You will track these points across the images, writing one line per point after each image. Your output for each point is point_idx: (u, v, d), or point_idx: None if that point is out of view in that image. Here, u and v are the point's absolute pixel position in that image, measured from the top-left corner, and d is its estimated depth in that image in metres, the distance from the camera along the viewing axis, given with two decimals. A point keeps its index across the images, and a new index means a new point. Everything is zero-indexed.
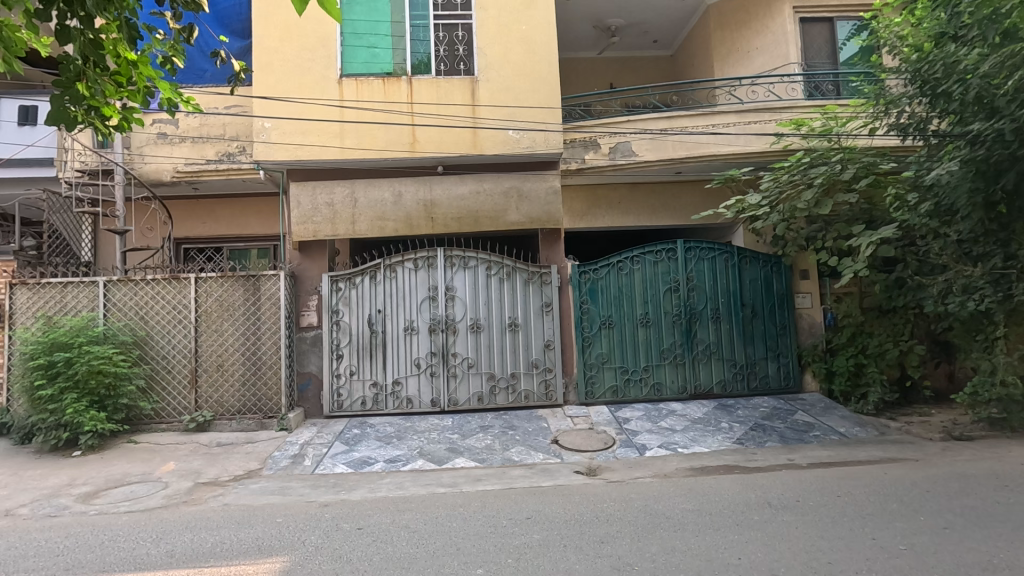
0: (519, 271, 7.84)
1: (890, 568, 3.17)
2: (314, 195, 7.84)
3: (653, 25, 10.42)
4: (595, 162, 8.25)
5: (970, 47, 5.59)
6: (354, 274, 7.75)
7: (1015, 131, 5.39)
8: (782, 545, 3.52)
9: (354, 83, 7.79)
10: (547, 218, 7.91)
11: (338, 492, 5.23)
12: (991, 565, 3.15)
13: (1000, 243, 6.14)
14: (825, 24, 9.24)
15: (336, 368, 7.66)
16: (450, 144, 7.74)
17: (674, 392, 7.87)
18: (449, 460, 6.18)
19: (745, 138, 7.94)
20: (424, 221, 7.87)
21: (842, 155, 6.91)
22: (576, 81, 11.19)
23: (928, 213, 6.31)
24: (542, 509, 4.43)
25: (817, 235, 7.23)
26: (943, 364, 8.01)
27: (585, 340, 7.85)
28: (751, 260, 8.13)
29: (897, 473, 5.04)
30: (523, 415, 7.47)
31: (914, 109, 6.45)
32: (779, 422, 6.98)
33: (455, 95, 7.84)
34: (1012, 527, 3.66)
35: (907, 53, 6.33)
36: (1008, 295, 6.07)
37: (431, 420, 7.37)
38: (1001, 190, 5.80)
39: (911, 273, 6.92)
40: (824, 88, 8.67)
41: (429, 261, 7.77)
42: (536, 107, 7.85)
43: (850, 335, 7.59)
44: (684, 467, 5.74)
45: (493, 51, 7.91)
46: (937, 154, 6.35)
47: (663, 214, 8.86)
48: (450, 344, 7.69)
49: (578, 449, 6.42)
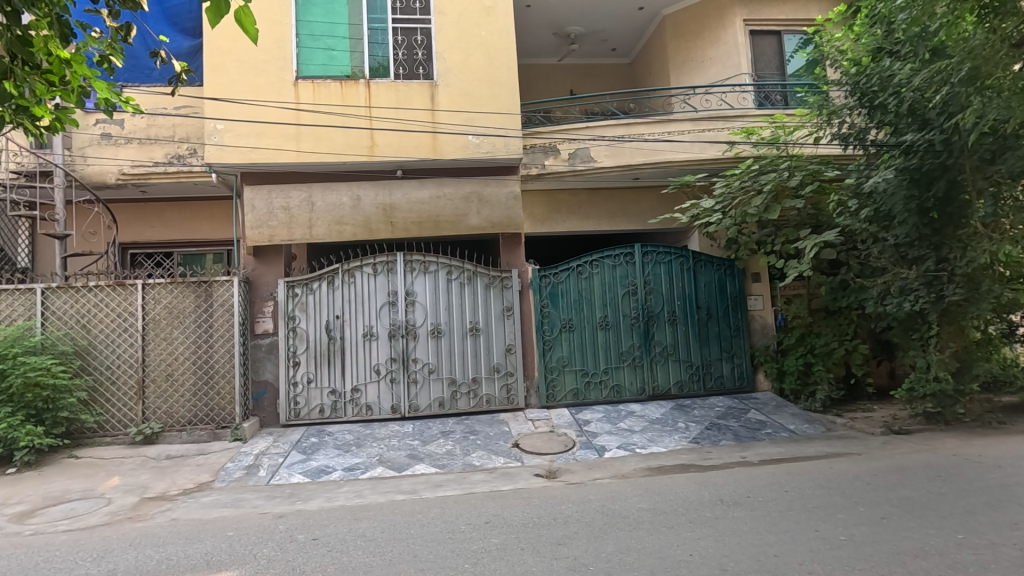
0: (480, 276, 7.85)
1: (832, 558, 3.31)
2: (270, 199, 7.67)
3: (612, 34, 10.63)
4: (554, 167, 8.38)
5: (904, 62, 5.94)
6: (312, 279, 7.62)
7: (944, 142, 5.86)
8: (732, 540, 3.63)
9: (310, 85, 7.66)
10: (508, 222, 7.96)
11: (294, 503, 5.11)
12: (922, 551, 3.32)
13: (934, 247, 6.45)
14: (773, 37, 9.60)
15: (293, 376, 7.50)
16: (408, 148, 7.66)
17: (633, 393, 8.01)
18: (408, 467, 6.13)
19: (699, 145, 8.18)
20: (383, 225, 7.81)
21: (789, 162, 7.25)
22: (537, 87, 11.32)
23: (868, 218, 6.66)
24: (501, 513, 4.45)
25: (767, 239, 7.63)
26: (885, 362, 8.45)
27: (546, 343, 7.92)
28: (705, 264, 8.36)
29: (841, 467, 5.27)
30: (484, 419, 7.47)
31: (854, 119, 6.74)
32: (733, 421, 7.19)
33: (414, 99, 7.81)
34: (942, 515, 3.87)
35: (847, 66, 6.62)
36: (939, 296, 6.37)
37: (390, 427, 7.28)
38: (933, 197, 6.22)
39: (853, 275, 7.25)
40: (774, 98, 9.02)
41: (389, 266, 7.70)
42: (495, 113, 7.88)
43: (800, 335, 7.89)
44: (642, 467, 5.86)
45: (452, 56, 7.92)
46: (875, 163, 6.72)
47: (622, 219, 9.02)
48: (411, 350, 7.62)
49: (538, 451, 6.47)
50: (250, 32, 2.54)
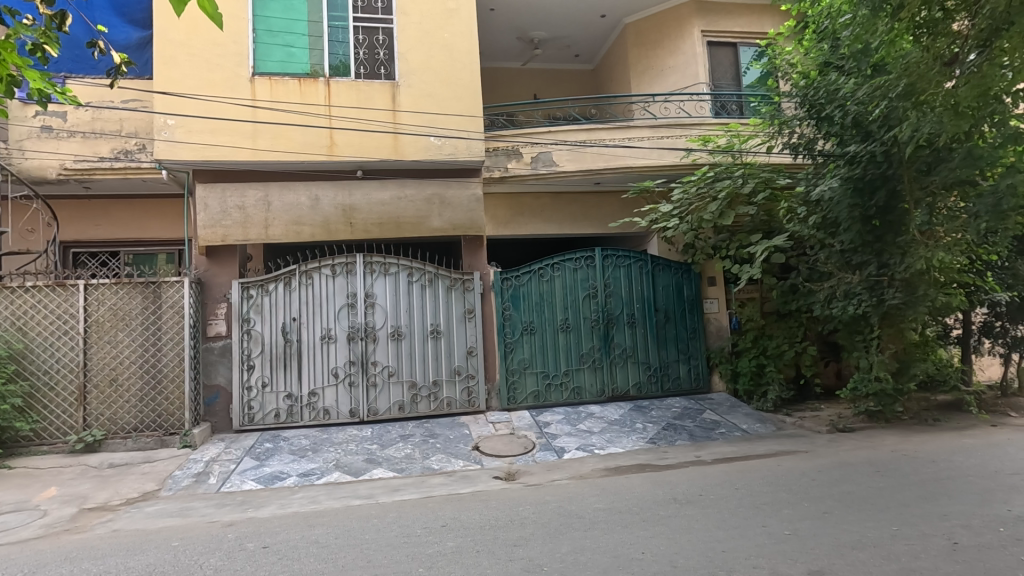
0: (441, 278, 7.81)
1: (776, 552, 3.42)
2: (224, 198, 7.46)
3: (575, 40, 10.78)
4: (517, 170, 8.39)
5: (849, 77, 6.23)
6: (267, 281, 7.43)
7: (884, 153, 6.18)
8: (684, 537, 3.72)
9: (267, 82, 7.49)
10: (470, 224, 7.97)
11: (245, 510, 4.96)
12: (860, 543, 3.47)
13: (876, 253, 6.77)
14: (729, 49, 9.91)
15: (247, 380, 7.28)
16: (369, 148, 7.56)
17: (593, 394, 8.11)
18: (366, 472, 6.04)
19: (658, 152, 8.37)
20: (343, 226, 7.69)
21: (743, 170, 7.52)
22: (501, 90, 11.36)
23: (816, 225, 6.94)
24: (458, 516, 4.43)
25: (722, 244, 7.94)
26: (832, 363, 8.82)
27: (507, 346, 7.93)
28: (664, 268, 8.54)
29: (789, 465, 5.47)
30: (445, 423, 7.43)
31: (803, 130, 7.02)
32: (689, 421, 7.36)
33: (375, 99, 7.71)
34: (880, 508, 4.06)
35: (797, 78, 6.88)
36: (880, 300, 6.69)
37: (348, 431, 7.15)
38: (875, 205, 6.53)
39: (803, 279, 7.54)
40: (730, 108, 9.30)
41: (348, 268, 7.58)
42: (458, 115, 7.87)
43: (753, 337, 8.15)
44: (600, 467, 5.95)
45: (415, 57, 7.87)
46: (823, 172, 7.02)
47: (583, 223, 9.12)
48: (370, 353, 7.51)
49: (498, 454, 6.47)
50: (213, 16, 2.48)
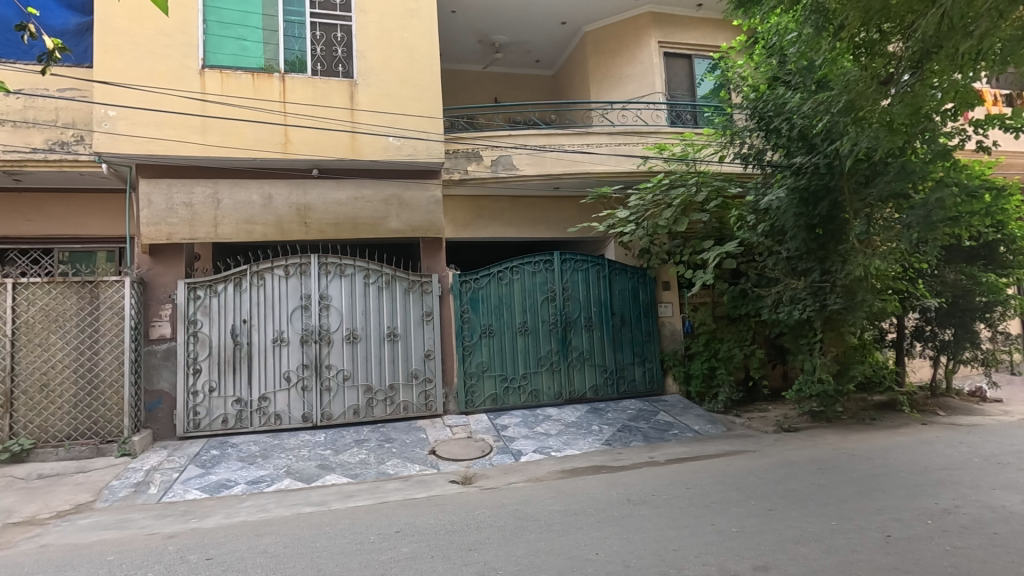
0: (399, 280, 7.72)
1: (724, 549, 3.53)
2: (169, 194, 7.14)
3: (535, 45, 10.88)
4: (477, 173, 8.36)
5: (795, 92, 6.53)
6: (216, 281, 7.15)
7: (827, 165, 6.50)
8: (637, 537, 3.78)
9: (218, 75, 7.22)
10: (429, 226, 7.92)
11: (188, 521, 4.75)
12: (802, 538, 3.62)
13: (819, 260, 7.10)
14: (684, 60, 10.20)
15: (193, 385, 6.99)
16: (326, 147, 7.40)
17: (550, 397, 8.17)
18: (318, 478, 5.89)
19: (615, 158, 8.52)
20: (297, 225, 7.51)
21: (697, 178, 7.76)
22: (462, 93, 11.34)
23: (764, 233, 7.21)
24: (413, 521, 4.37)
25: (677, 249, 8.16)
26: (779, 365, 9.20)
27: (465, 349, 7.90)
28: (621, 272, 8.70)
29: (738, 464, 5.66)
30: (401, 427, 7.32)
31: (753, 141, 7.30)
32: (644, 423, 7.52)
33: (332, 97, 7.55)
34: (820, 504, 4.25)
35: (748, 91, 7.15)
36: (823, 305, 7.01)
37: (301, 436, 6.95)
38: (818, 214, 6.85)
39: (751, 285, 7.84)
40: (685, 117, 9.55)
41: (302, 269, 7.39)
42: (418, 116, 7.80)
43: (705, 340, 8.37)
44: (557, 469, 5.99)
45: (374, 56, 7.75)
46: (771, 182, 7.32)
47: (542, 227, 9.18)
48: (325, 356, 7.33)
49: (455, 458, 6.43)
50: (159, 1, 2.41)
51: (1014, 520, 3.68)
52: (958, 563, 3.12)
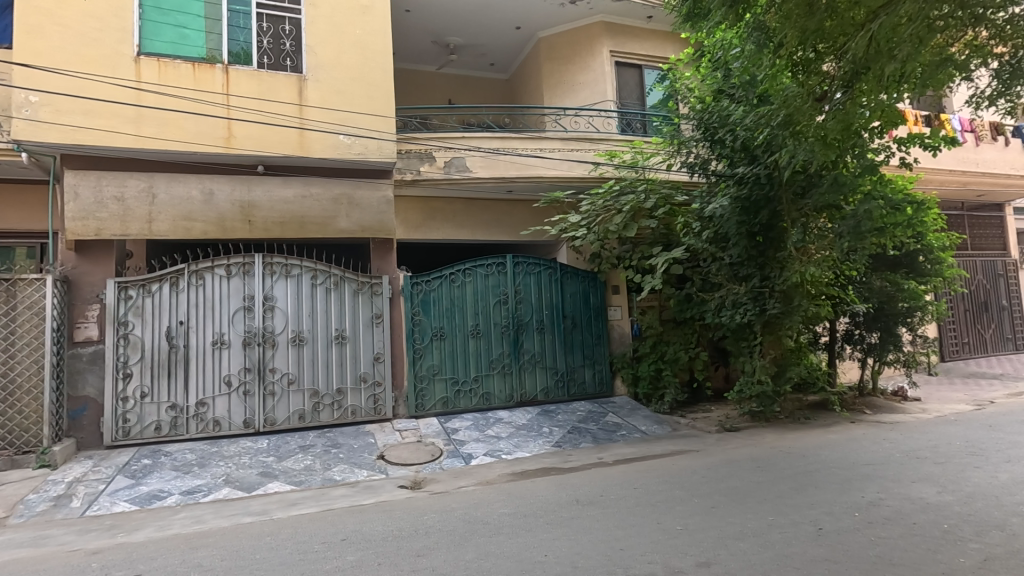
0: (348, 281, 7.54)
1: (669, 546, 3.62)
2: (99, 187, 6.71)
3: (490, 49, 10.90)
4: (429, 174, 8.27)
5: (738, 105, 6.82)
6: (150, 281, 6.77)
7: (767, 176, 6.82)
8: (585, 538, 3.83)
9: (155, 64, 6.85)
10: (380, 227, 7.79)
11: (115, 535, 4.45)
12: (742, 533, 3.76)
13: (759, 267, 7.42)
14: (634, 70, 10.46)
15: (122, 391, 6.58)
16: (272, 143, 7.15)
17: (501, 400, 8.17)
18: (260, 486, 5.65)
19: (568, 163, 8.62)
20: (240, 224, 7.22)
21: (646, 186, 8.02)
22: (415, 93, 11.22)
23: (708, 239, 7.47)
24: (360, 528, 4.25)
25: (626, 254, 8.36)
26: (722, 367, 9.56)
27: (416, 352, 7.79)
28: (572, 276, 8.82)
29: (682, 463, 5.84)
30: (349, 432, 7.13)
31: (699, 151, 7.57)
32: (593, 424, 7.64)
33: (279, 91, 7.30)
34: (759, 500, 4.43)
35: (694, 102, 7.41)
36: (762, 309, 7.33)
37: (242, 443, 6.66)
38: (759, 223, 7.17)
39: (696, 289, 8.11)
40: (635, 126, 9.79)
41: (244, 268, 7.09)
42: (369, 114, 7.66)
43: (652, 343, 8.58)
44: (507, 472, 6.00)
45: (324, 51, 7.54)
46: (715, 191, 7.61)
47: (495, 230, 9.19)
48: (268, 359, 7.05)
49: (405, 462, 6.32)
50: None
51: (930, 510, 3.96)
52: (882, 552, 3.32)
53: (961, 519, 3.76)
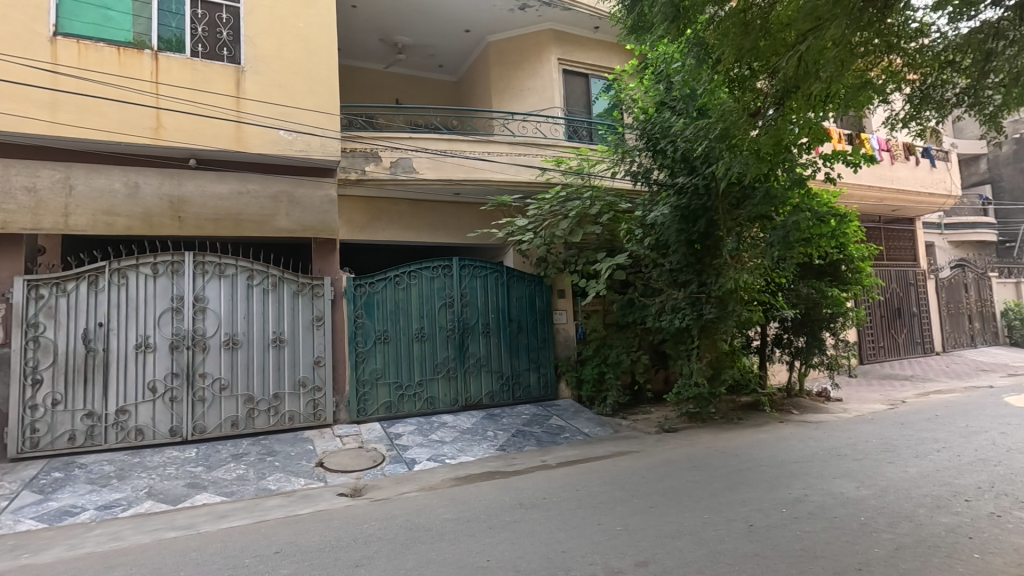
0: (287, 282, 7.26)
1: (609, 547, 3.68)
2: (7, 176, 6.16)
3: (439, 50, 10.83)
4: (375, 174, 8.09)
5: (678, 117, 7.07)
6: (65, 279, 6.27)
7: (705, 187, 7.09)
8: (527, 541, 3.84)
9: (75, 45, 6.36)
10: (321, 226, 7.57)
11: (18, 556, 4.08)
12: (678, 532, 3.88)
13: (698, 273, 7.71)
14: (581, 79, 10.66)
15: (31, 399, 6.05)
16: (206, 135, 6.79)
17: (446, 404, 8.09)
18: (186, 498, 5.33)
19: (515, 168, 8.66)
20: (169, 220, 6.82)
21: (591, 192, 8.15)
22: (361, 91, 10.98)
23: (650, 246, 7.69)
24: (295, 540, 4.09)
25: (572, 259, 8.51)
26: (661, 370, 9.86)
27: (359, 356, 7.60)
28: (518, 279, 8.86)
29: (623, 465, 5.97)
30: (285, 439, 6.86)
31: (641, 160, 7.81)
32: (537, 427, 7.69)
33: (215, 82, 6.95)
34: (694, 499, 4.59)
35: (638, 112, 7.61)
36: (700, 314, 7.62)
37: (167, 453, 6.26)
38: (697, 231, 7.44)
39: (638, 294, 8.34)
40: (581, 133, 9.97)
41: (173, 267, 6.70)
42: (312, 110, 7.43)
43: (596, 346, 8.73)
44: (451, 477, 5.94)
45: (264, 42, 7.25)
46: (656, 199, 7.84)
47: (441, 232, 9.11)
48: (198, 364, 6.68)
49: (345, 469, 6.14)
50: None
51: (849, 504, 4.22)
52: (806, 545, 3.51)
53: (877, 511, 4.03)
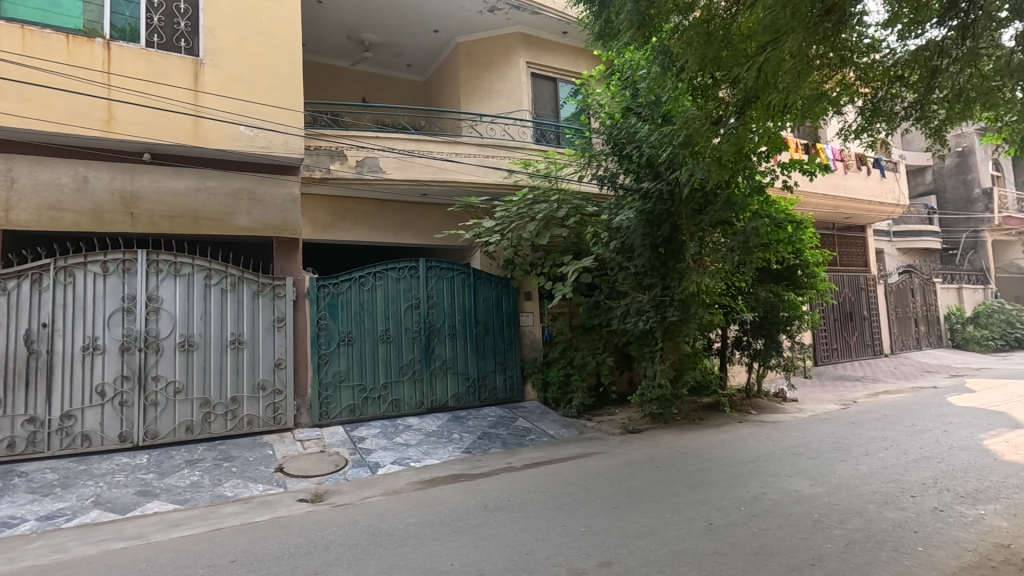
0: (247, 282, 7.06)
1: (572, 548, 3.70)
2: None
3: (407, 49, 10.73)
4: (340, 173, 7.95)
5: (644, 123, 7.19)
6: (5, 277, 5.93)
7: (669, 192, 7.22)
8: (491, 544, 3.82)
9: (18, 31, 6.03)
10: (283, 225, 7.38)
11: None
12: (640, 532, 3.93)
13: (661, 277, 7.85)
14: (549, 83, 10.73)
15: None
16: (161, 129, 6.54)
17: (411, 407, 8.00)
18: (136, 507, 5.11)
19: (483, 170, 8.65)
20: (120, 216, 6.54)
21: (558, 195, 8.21)
22: (327, 88, 10.78)
23: (615, 249, 7.79)
24: (252, 548, 3.96)
25: (538, 261, 8.55)
26: (626, 372, 10.00)
27: (321, 358, 7.44)
28: (485, 281, 8.85)
29: (588, 466, 6.02)
30: (244, 443, 6.65)
31: (608, 164, 7.92)
32: (503, 429, 7.68)
33: (171, 74, 6.70)
34: (656, 499, 4.67)
35: (604, 117, 7.70)
36: (663, 316, 7.76)
37: (116, 459, 5.99)
38: (661, 236, 7.57)
39: (604, 297, 8.43)
40: (549, 136, 10.02)
41: (125, 266, 6.43)
42: (274, 106, 7.25)
43: (562, 349, 8.79)
44: (415, 480, 5.87)
45: (224, 35, 7.02)
46: (622, 204, 7.95)
47: (408, 233, 9.02)
48: (151, 366, 6.42)
49: (305, 474, 6.00)
50: None
51: (804, 501, 4.37)
52: (763, 543, 3.61)
53: (829, 508, 4.17)
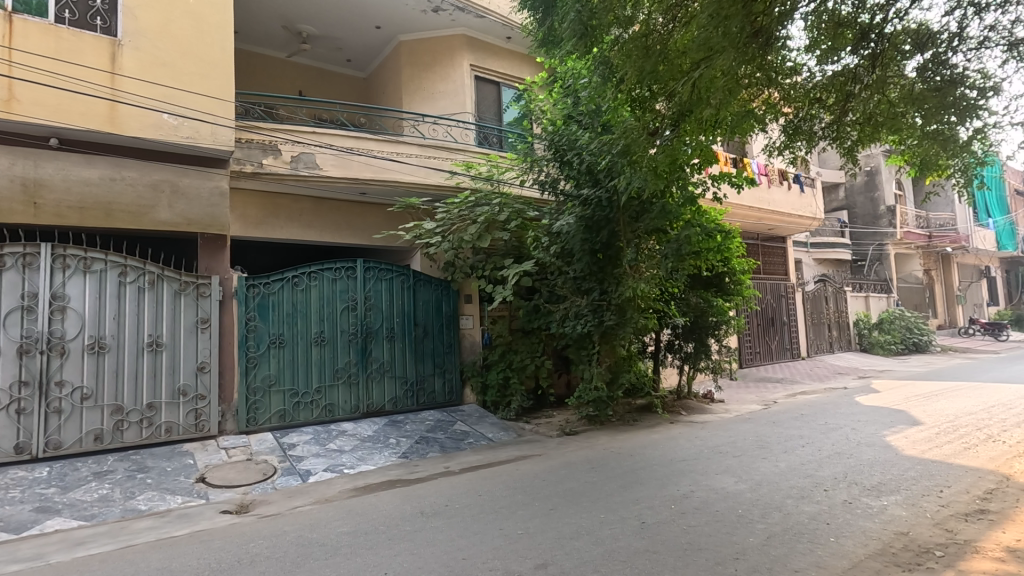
0: (168, 280, 6.62)
1: (509, 552, 3.69)
2: None
3: (347, 43, 10.45)
4: (273, 168, 7.60)
5: (584, 130, 7.34)
6: None
7: (607, 199, 7.39)
8: (427, 551, 3.75)
9: None
10: (209, 221, 6.98)
11: None
12: (576, 532, 3.99)
13: (599, 281, 8.02)
14: (492, 87, 10.75)
15: None
16: (72, 112, 6.02)
17: (345, 411, 7.75)
18: (33, 525, 4.65)
19: (424, 170, 8.54)
20: (21, 206, 5.95)
21: (500, 199, 8.25)
22: (260, 78, 10.31)
23: (555, 254, 7.89)
24: (166, 565, 3.69)
25: (479, 264, 8.51)
26: (564, 374, 10.16)
27: (249, 361, 7.11)
28: (425, 283, 8.75)
29: (525, 468, 6.05)
30: (161, 453, 6.21)
31: (549, 170, 7.95)
32: (441, 433, 7.59)
33: (85, 54, 6.19)
34: (591, 499, 4.76)
35: (546, 123, 7.79)
36: (600, 320, 7.93)
37: (10, 473, 5.42)
38: (599, 241, 7.74)
39: (543, 301, 8.52)
40: (491, 140, 10.03)
41: (25, 261, 5.85)
42: (202, 95, 6.87)
43: (501, 352, 8.80)
44: (348, 487, 5.69)
45: (146, 15, 6.56)
46: (562, 209, 8.07)
47: (345, 232, 8.76)
48: (54, 370, 5.88)
49: (230, 484, 5.68)
50: None
51: (729, 498, 4.58)
52: (691, 539, 3.75)
53: (752, 504, 4.40)
